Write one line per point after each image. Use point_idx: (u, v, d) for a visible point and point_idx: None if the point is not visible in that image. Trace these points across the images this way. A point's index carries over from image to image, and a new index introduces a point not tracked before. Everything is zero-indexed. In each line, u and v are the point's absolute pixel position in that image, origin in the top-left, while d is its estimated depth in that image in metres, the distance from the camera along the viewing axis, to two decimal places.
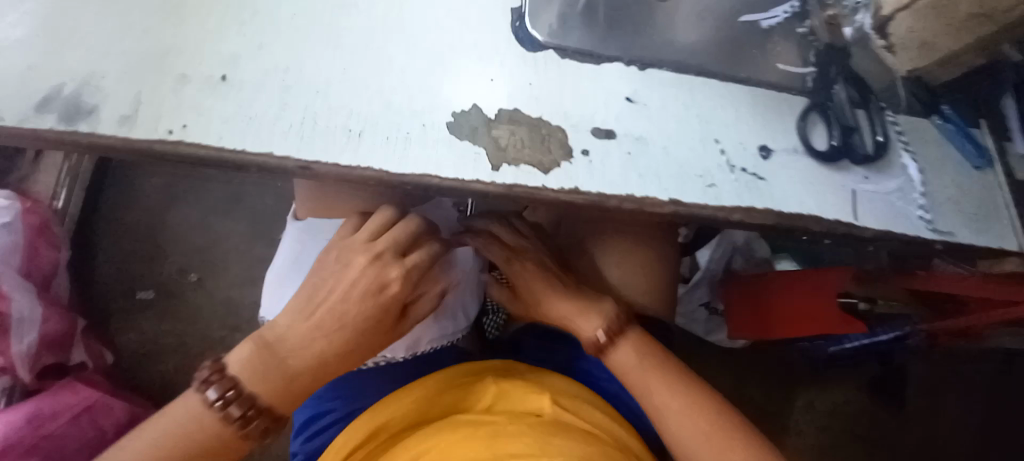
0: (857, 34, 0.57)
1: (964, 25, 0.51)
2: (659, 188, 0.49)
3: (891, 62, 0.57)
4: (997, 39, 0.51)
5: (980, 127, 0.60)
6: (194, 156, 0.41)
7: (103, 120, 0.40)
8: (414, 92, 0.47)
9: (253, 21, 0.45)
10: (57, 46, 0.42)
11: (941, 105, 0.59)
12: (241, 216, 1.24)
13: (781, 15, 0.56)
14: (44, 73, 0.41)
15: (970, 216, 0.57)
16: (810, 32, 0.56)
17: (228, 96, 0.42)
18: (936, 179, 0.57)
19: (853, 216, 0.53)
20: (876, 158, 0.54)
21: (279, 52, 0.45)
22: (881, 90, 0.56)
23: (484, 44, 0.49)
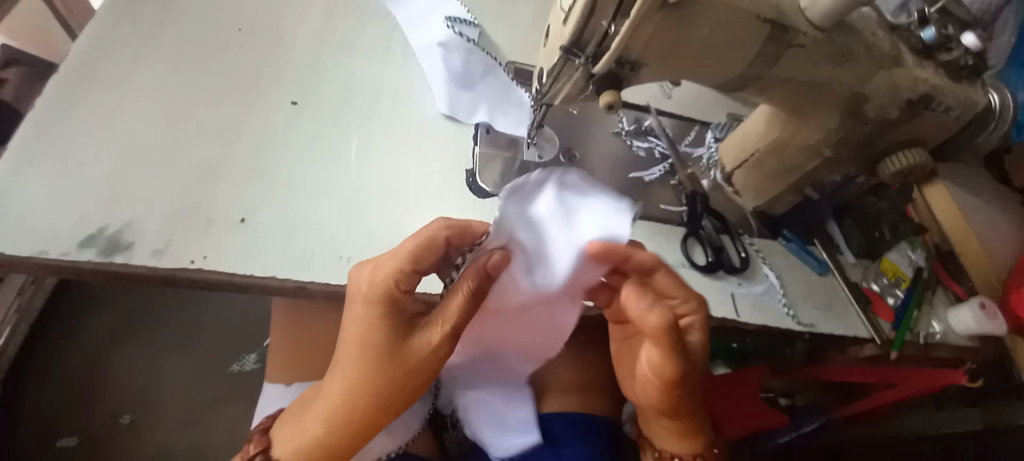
0: (714, 183, 0.80)
1: (777, 177, 0.73)
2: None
3: (740, 201, 0.79)
4: (801, 185, 0.74)
5: (815, 244, 0.82)
6: (213, 280, 0.53)
7: (138, 254, 0.52)
8: (387, 227, 0.60)
9: (280, 177, 0.60)
10: (109, 198, 0.54)
11: (782, 230, 0.81)
12: (198, 349, 1.23)
13: (657, 172, 0.79)
14: (95, 218, 0.53)
15: (824, 311, 0.75)
16: (680, 183, 0.78)
17: (246, 233, 0.55)
18: (791, 283, 0.76)
19: (735, 313, 0.69)
20: (742, 268, 0.73)
21: (289, 200, 0.58)
22: (738, 222, 0.80)
23: (447, 191, 0.65)
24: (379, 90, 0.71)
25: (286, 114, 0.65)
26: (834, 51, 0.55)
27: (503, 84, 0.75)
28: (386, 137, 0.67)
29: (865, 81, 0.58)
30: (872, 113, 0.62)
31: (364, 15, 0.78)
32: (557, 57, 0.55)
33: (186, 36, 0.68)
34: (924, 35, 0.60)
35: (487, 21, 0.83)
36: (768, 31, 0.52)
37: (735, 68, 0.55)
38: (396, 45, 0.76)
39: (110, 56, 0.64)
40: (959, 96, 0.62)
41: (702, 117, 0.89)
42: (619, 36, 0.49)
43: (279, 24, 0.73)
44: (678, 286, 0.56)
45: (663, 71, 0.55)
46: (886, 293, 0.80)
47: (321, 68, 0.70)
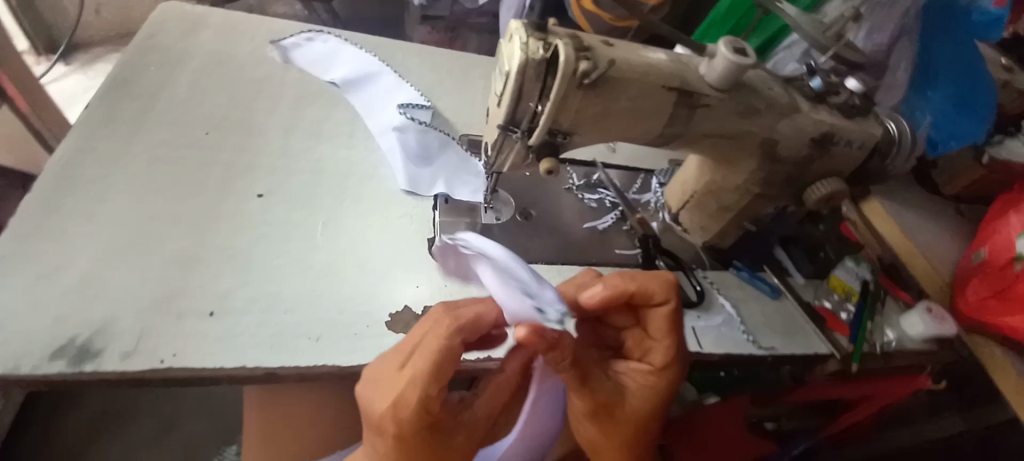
0: (664, 224, 0.87)
1: (718, 214, 0.79)
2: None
3: (690, 238, 0.85)
4: (740, 219, 0.80)
5: (766, 270, 0.87)
6: (184, 376, 0.54)
7: (108, 359, 0.53)
8: (356, 303, 0.63)
9: (249, 265, 0.63)
10: (80, 306, 0.56)
11: (733, 261, 0.86)
12: (177, 445, 1.18)
13: (610, 220, 0.85)
14: (65, 328, 0.54)
15: (783, 334, 0.79)
16: (632, 228, 0.84)
17: (216, 326, 0.57)
18: (748, 311, 0.80)
19: (699, 346, 0.73)
20: (699, 303, 0.77)
21: (259, 288, 0.61)
22: (691, 258, 0.85)
23: (412, 261, 0.69)
24: (342, 173, 0.76)
25: (253, 206, 0.69)
26: (740, 105, 0.63)
27: (459, 156, 0.82)
28: (351, 217, 0.71)
29: (772, 127, 0.66)
30: (785, 153, 0.69)
31: (325, 105, 0.85)
32: (497, 134, 0.61)
33: (157, 142, 0.73)
34: (812, 84, 0.68)
35: (440, 101, 0.91)
36: (677, 97, 0.59)
37: (656, 127, 0.62)
38: (356, 131, 0.82)
39: (81, 167, 0.67)
40: (857, 131, 0.70)
41: (647, 165, 0.96)
42: (546, 114, 0.56)
43: (245, 122, 0.79)
44: (665, 330, 0.56)
45: (592, 136, 0.61)
46: (839, 309, 0.85)
47: (286, 158, 0.75)
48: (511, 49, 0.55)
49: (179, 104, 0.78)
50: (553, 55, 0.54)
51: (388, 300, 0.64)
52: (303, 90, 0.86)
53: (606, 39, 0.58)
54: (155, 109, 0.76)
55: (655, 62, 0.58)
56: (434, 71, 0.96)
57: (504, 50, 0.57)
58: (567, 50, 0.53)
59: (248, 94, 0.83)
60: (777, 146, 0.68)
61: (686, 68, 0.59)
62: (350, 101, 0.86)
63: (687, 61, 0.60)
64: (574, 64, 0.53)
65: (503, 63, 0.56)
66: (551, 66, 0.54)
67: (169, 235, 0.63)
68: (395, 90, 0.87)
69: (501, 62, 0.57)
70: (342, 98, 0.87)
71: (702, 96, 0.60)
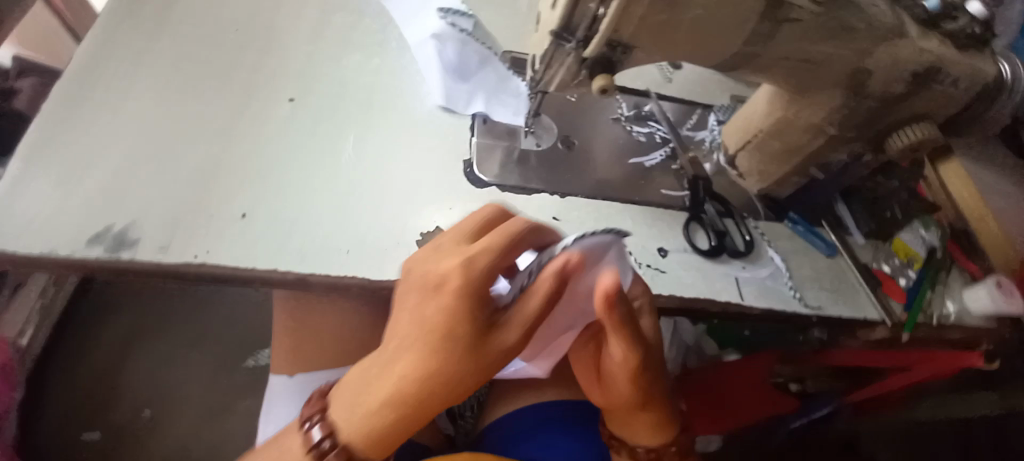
0: (717, 167, 0.80)
1: (781, 159, 0.72)
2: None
3: (744, 184, 0.79)
4: (804, 166, 0.73)
5: (823, 226, 0.80)
6: (215, 274, 0.54)
7: (143, 250, 0.53)
8: (385, 219, 0.61)
9: (278, 171, 0.61)
10: (114, 197, 0.56)
11: (788, 213, 0.79)
12: (212, 347, 1.26)
13: (658, 158, 0.78)
14: (101, 216, 0.54)
15: (831, 294, 0.74)
16: (681, 168, 0.77)
17: (248, 228, 0.56)
18: (797, 266, 0.74)
19: (739, 296, 0.68)
20: (746, 253, 0.72)
21: (287, 194, 0.59)
22: (742, 206, 0.78)
23: (446, 182, 0.66)
24: (375, 85, 0.71)
25: (284, 111, 0.66)
26: (832, 25, 0.54)
27: (501, 73, 0.76)
28: (383, 131, 0.67)
29: (866, 55, 0.57)
30: (875, 88, 0.60)
31: (359, 9, 0.78)
32: (549, 44, 0.55)
33: (185, 38, 0.69)
34: (926, 5, 0.58)
35: (483, 12, 0.83)
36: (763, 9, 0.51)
37: (730, 45, 0.54)
38: (392, 39, 0.76)
39: (111, 59, 0.65)
40: (967, 69, 0.60)
41: (705, 100, 0.87)
42: (609, 18, 0.49)
43: (276, 22, 0.74)
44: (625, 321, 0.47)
45: (655, 52, 0.54)
46: (898, 273, 0.78)
47: (317, 64, 0.71)
48: None
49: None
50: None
51: (418, 219, 0.62)
52: None
53: None
54: (183, 3, 0.72)
55: None
56: None
57: None
58: None
59: None
60: (866, 80, 0.59)
61: None
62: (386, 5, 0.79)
63: None
64: None
65: None
66: None
67: (197, 134, 0.62)
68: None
69: None
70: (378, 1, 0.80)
71: (791, 10, 0.51)
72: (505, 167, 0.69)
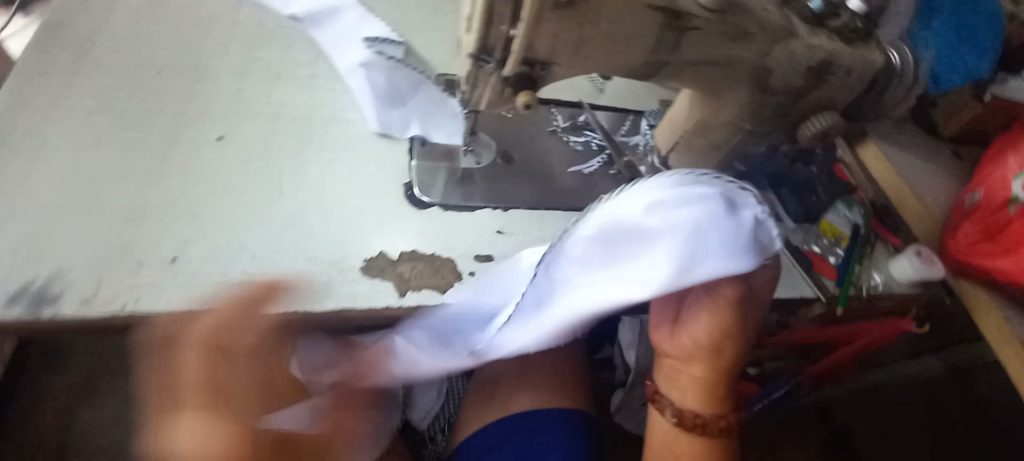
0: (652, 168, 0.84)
1: (707, 156, 0.76)
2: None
3: None
4: (730, 161, 0.77)
5: None
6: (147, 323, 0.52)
7: (67, 305, 0.51)
8: (326, 250, 0.60)
9: (209, 212, 0.60)
10: (33, 254, 0.53)
11: None
12: None
13: (596, 164, 0.81)
14: (18, 275, 0.52)
15: None
16: (619, 172, 0.81)
17: (183, 271, 0.55)
18: None
19: None
20: None
21: (220, 234, 0.58)
22: None
23: (386, 206, 0.66)
24: (308, 117, 0.71)
25: (214, 150, 0.65)
26: (729, 30, 0.58)
27: (435, 96, 0.78)
28: (318, 162, 0.67)
29: (765, 55, 0.62)
30: (776, 85, 0.65)
31: (290, 43, 0.79)
32: (469, 65, 0.57)
33: (106, 86, 0.68)
34: (812, 5, 0.63)
35: (415, 38, 0.85)
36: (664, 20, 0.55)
37: (639, 54, 0.57)
38: (324, 71, 0.77)
39: (26, 112, 0.63)
40: (856, 59, 0.65)
41: (637, 106, 0.92)
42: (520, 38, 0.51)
43: (202, 62, 0.73)
44: None
45: (570, 67, 0.57)
46: (827, 252, 0.83)
47: (247, 101, 0.71)
48: None
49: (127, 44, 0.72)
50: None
51: (360, 247, 0.62)
52: (264, 28, 0.80)
53: None
54: (102, 51, 0.71)
55: None
56: (405, 6, 0.89)
57: None
58: None
59: (204, 33, 0.77)
60: (769, 78, 0.64)
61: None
62: (316, 38, 0.80)
63: None
64: None
65: None
66: None
67: (121, 182, 0.60)
68: (362, 25, 0.80)
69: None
70: (308, 35, 0.81)
71: (689, 19, 0.55)
72: (446, 187, 0.70)
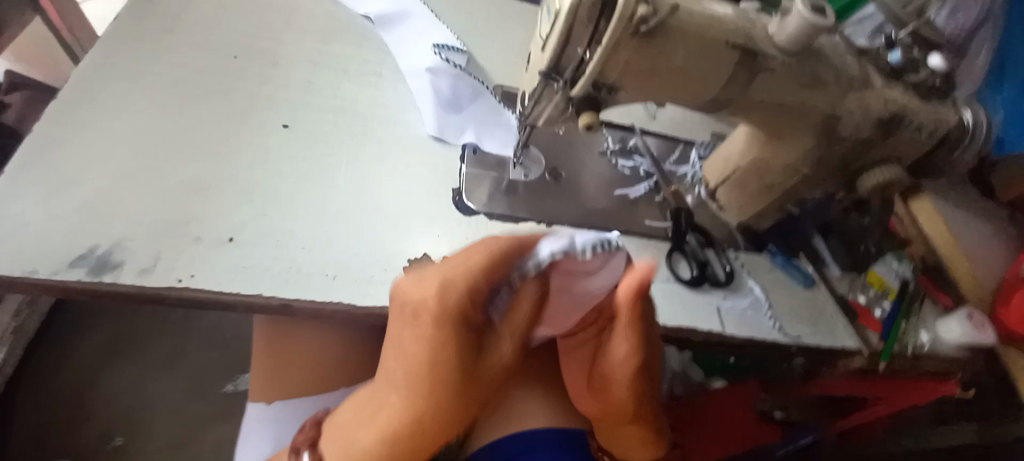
0: (698, 199, 0.84)
1: (759, 193, 0.76)
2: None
3: (725, 217, 0.82)
4: (782, 201, 0.76)
5: (801, 258, 0.82)
6: (200, 297, 0.54)
7: (125, 273, 0.53)
8: (373, 246, 0.61)
9: (267, 198, 0.61)
10: (103, 219, 0.56)
11: (766, 245, 0.82)
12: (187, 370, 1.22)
13: (643, 190, 0.81)
14: (87, 237, 0.54)
15: (810, 324, 0.75)
16: (664, 200, 0.80)
17: (240, 248, 0.57)
18: (776, 297, 0.76)
19: (720, 326, 0.70)
20: (727, 283, 0.73)
21: (276, 220, 0.60)
22: (723, 238, 0.81)
23: (435, 209, 0.67)
24: (368, 113, 0.73)
25: (277, 137, 0.67)
26: (804, 74, 0.57)
27: (492, 107, 0.79)
28: (373, 159, 0.69)
29: (836, 101, 0.60)
30: (845, 132, 0.64)
31: (359, 40, 0.81)
32: (538, 81, 0.57)
33: (183, 63, 0.70)
34: (889, 58, 0.62)
35: (476, 49, 0.86)
36: (741, 59, 0.55)
37: (708, 89, 0.57)
38: (387, 71, 0.79)
39: (107, 81, 0.66)
40: (929, 115, 0.63)
41: (686, 136, 0.92)
42: (597, 62, 0.52)
43: (276, 51, 0.76)
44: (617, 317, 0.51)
45: (637, 93, 0.57)
46: (873, 306, 0.80)
47: (313, 92, 0.73)
48: None
49: (207, 25, 0.75)
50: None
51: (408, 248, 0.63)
52: (337, 23, 0.82)
53: None
54: (183, 29, 0.74)
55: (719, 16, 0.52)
56: (469, 15, 0.91)
57: None
58: None
59: (279, 23, 0.79)
60: (836, 124, 0.63)
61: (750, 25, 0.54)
62: (384, 38, 0.82)
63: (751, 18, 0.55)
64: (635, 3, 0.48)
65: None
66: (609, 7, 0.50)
67: (186, 158, 0.62)
68: (428, 32, 0.82)
69: None
70: (376, 33, 0.83)
71: (765, 59, 0.55)
72: (495, 195, 0.71)
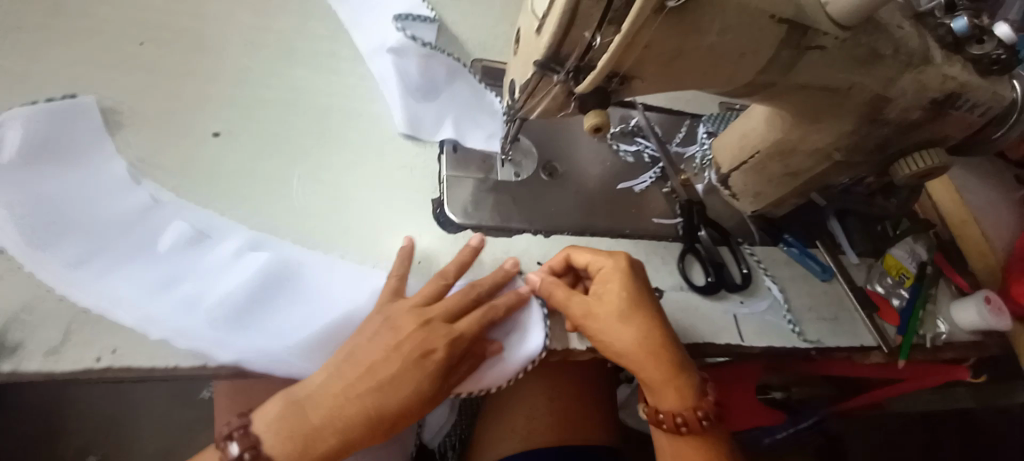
0: (708, 185, 0.75)
1: (780, 180, 0.67)
2: (558, 329, 0.57)
3: (738, 205, 0.74)
4: (805, 189, 0.68)
5: (819, 247, 0.75)
6: (131, 374, 0.44)
7: (29, 357, 0.42)
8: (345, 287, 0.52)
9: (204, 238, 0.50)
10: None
11: (783, 235, 0.74)
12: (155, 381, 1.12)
13: (649, 179, 0.72)
14: None
15: (830, 323, 0.70)
16: (673, 191, 0.71)
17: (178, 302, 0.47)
18: (795, 294, 0.70)
19: (740, 337, 0.63)
20: (745, 287, 0.66)
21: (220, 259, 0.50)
22: (738, 229, 0.73)
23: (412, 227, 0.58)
24: (320, 108, 0.60)
25: (207, 151, 0.55)
26: (855, 53, 0.47)
27: (469, 87, 0.66)
28: (332, 168, 0.58)
29: (889, 81, 0.50)
30: (891, 115, 0.54)
31: (313, 18, 0.65)
32: (533, 73, 0.45)
33: (79, 55, 0.55)
34: (952, 24, 0.52)
35: (450, 17, 0.71)
36: (786, 40, 0.44)
37: (741, 77, 0.46)
38: (341, 53, 0.64)
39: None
40: (986, 93, 0.54)
41: (693, 110, 0.82)
42: (613, 53, 0.40)
43: (199, 32, 0.60)
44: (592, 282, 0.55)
45: (655, 83, 0.46)
46: (891, 294, 0.75)
47: (249, 85, 0.59)
48: None
49: (106, 0, 0.58)
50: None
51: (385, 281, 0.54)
52: None
53: None
54: (75, 8, 0.57)
55: None
56: None
57: None
58: None
59: None
60: (882, 108, 0.53)
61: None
62: (337, 9, 0.66)
63: None
64: None
65: None
66: None
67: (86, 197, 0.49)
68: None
69: None
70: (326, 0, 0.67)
71: (816, 38, 0.44)
72: (484, 204, 0.60)
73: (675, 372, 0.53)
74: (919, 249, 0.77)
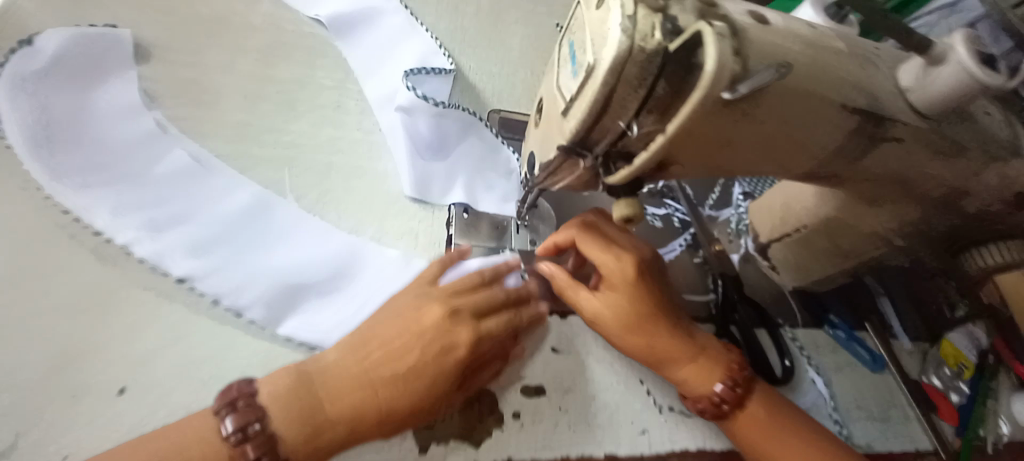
0: (744, 254, 0.67)
1: (828, 259, 0.60)
2: (569, 435, 0.49)
3: (778, 278, 0.66)
4: (856, 270, 0.60)
5: (867, 329, 0.66)
6: None
7: None
8: None
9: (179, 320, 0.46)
10: None
11: (828, 315, 0.66)
12: None
13: (679, 245, 0.66)
14: None
15: (880, 423, 0.61)
16: (705, 261, 0.65)
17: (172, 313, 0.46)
18: (841, 388, 0.62)
19: None
20: (786, 382, 0.59)
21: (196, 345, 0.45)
22: (777, 307, 0.65)
23: None
24: (322, 166, 0.56)
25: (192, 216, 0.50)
26: (936, 144, 0.40)
27: (486, 141, 0.62)
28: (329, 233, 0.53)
29: (970, 172, 0.43)
30: (967, 207, 0.47)
31: (326, 71, 0.62)
32: (556, 154, 0.39)
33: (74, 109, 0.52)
34: None
35: (469, 67, 0.67)
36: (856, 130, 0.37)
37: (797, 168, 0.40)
38: (350, 107, 0.60)
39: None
40: None
41: None
42: (653, 151, 0.34)
43: (204, 85, 0.57)
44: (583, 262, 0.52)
45: (696, 169, 0.40)
46: (950, 389, 0.65)
47: (250, 143, 0.55)
48: (609, 27, 0.30)
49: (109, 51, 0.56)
50: (686, 47, 0.30)
51: None
52: (293, 41, 0.63)
53: (753, 12, 0.35)
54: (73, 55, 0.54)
55: (826, 69, 0.35)
56: (459, 16, 0.71)
57: (597, 23, 0.32)
58: (712, 40, 0.29)
59: (208, 42, 0.60)
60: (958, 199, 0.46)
61: (873, 82, 0.36)
62: (353, 63, 0.64)
63: (870, 67, 0.37)
64: (725, 67, 0.29)
65: (590, 49, 0.32)
66: (678, 67, 0.31)
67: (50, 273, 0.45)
68: (399, 52, 0.65)
69: (592, 36, 0.32)
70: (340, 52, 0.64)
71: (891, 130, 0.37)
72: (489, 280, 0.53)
73: (681, 323, 0.51)
74: (978, 331, 0.66)
